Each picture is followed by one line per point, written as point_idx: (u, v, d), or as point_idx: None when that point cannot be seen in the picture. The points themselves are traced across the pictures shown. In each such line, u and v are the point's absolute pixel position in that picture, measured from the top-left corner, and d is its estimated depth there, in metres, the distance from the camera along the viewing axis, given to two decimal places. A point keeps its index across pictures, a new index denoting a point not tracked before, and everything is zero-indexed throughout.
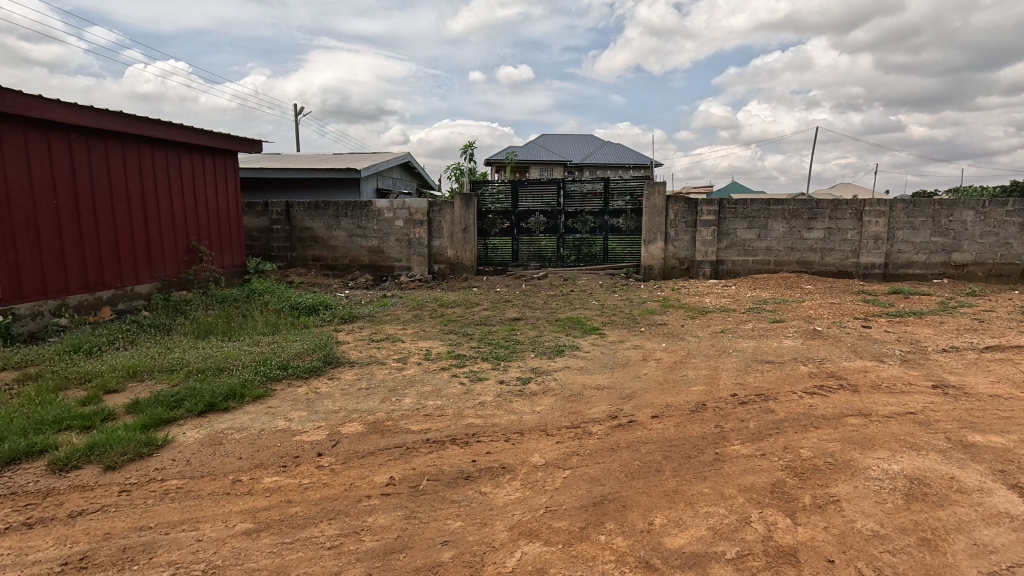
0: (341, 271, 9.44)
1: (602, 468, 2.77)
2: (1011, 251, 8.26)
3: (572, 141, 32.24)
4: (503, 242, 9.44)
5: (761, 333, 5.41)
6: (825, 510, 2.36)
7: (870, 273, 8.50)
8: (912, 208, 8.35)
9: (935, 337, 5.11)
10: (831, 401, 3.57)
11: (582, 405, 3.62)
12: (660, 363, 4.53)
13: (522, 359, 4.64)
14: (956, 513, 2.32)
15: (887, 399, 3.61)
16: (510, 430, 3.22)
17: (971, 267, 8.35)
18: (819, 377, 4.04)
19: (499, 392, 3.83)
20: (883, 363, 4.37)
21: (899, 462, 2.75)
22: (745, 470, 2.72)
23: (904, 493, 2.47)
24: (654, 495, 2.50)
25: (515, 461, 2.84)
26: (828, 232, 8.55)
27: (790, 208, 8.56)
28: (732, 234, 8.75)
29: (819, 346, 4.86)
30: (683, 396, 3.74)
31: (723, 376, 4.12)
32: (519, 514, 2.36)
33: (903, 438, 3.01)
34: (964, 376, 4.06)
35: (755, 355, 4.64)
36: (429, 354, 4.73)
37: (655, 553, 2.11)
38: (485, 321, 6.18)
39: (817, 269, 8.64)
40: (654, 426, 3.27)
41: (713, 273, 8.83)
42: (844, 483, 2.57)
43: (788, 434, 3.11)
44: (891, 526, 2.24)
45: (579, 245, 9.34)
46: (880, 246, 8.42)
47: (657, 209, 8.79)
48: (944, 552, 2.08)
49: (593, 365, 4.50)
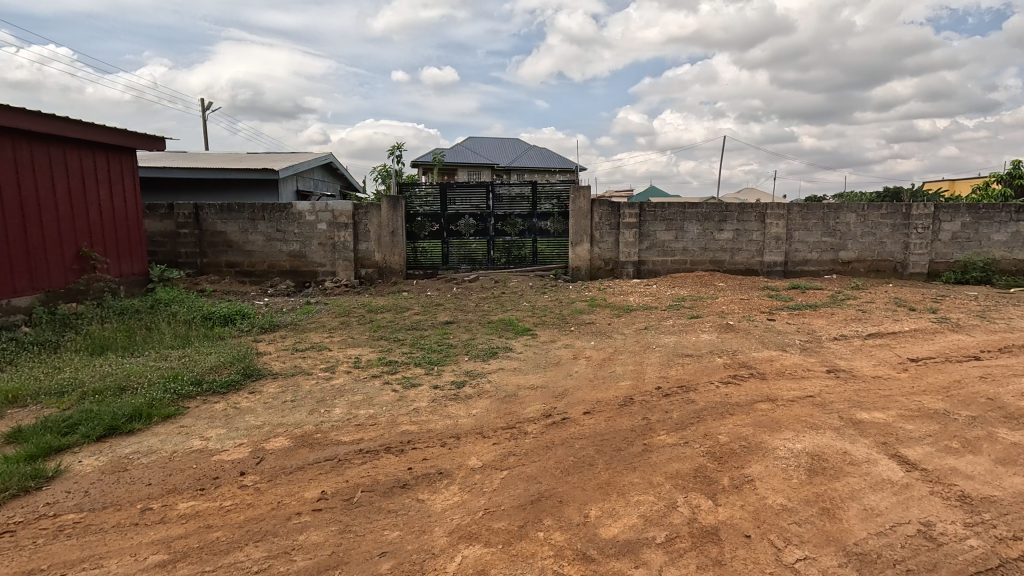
0: (259, 278, 8.89)
1: (538, 466, 2.83)
2: (885, 249, 9.37)
3: (500, 144, 32.53)
4: (433, 245, 9.35)
5: (681, 328, 5.75)
6: (741, 490, 2.56)
7: (773, 271, 9.31)
8: (805, 211, 9.24)
9: (828, 327, 5.70)
10: (743, 389, 3.88)
11: (516, 405, 3.66)
12: (590, 360, 4.69)
13: (456, 363, 4.61)
14: (849, 483, 2.61)
15: (790, 385, 3.97)
16: (446, 434, 3.20)
17: (855, 263, 9.39)
18: (732, 368, 4.37)
19: (433, 397, 3.78)
20: (786, 352, 4.81)
21: (802, 441, 3.03)
22: (670, 458, 2.88)
23: (807, 468, 2.74)
24: (589, 489, 2.59)
25: (452, 466, 2.83)
26: (736, 233, 9.26)
27: (702, 211, 9.19)
28: (652, 235, 9.24)
29: (732, 339, 5.25)
30: (613, 391, 3.90)
31: (648, 370, 4.35)
32: (458, 518, 2.35)
33: (805, 419, 3.34)
34: (851, 361, 4.57)
35: (676, 349, 4.93)
36: (358, 362, 4.58)
37: (590, 545, 2.18)
38: (416, 325, 6.09)
39: (728, 268, 9.33)
40: (586, 422, 3.39)
41: (636, 273, 9.28)
42: (756, 464, 2.80)
43: (708, 421, 3.34)
44: (797, 499, 2.48)
45: (509, 248, 9.45)
46: (781, 246, 9.25)
47: (582, 212, 9.10)
48: (841, 519, 2.33)
49: (526, 366, 4.57)
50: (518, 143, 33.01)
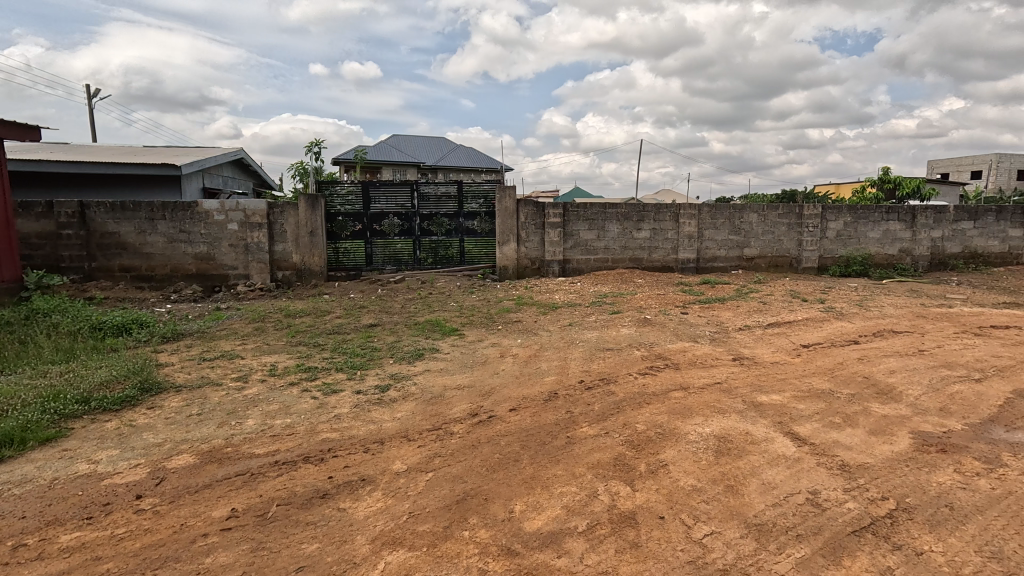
0: (160, 282, 8.16)
1: (464, 465, 2.83)
2: (782, 246, 10.29)
3: (425, 142, 32.07)
4: (356, 245, 9.04)
5: (603, 323, 5.98)
6: (656, 474, 2.72)
7: (686, 267, 9.92)
8: (713, 212, 9.93)
9: (734, 318, 6.17)
10: (658, 379, 4.11)
11: (443, 406, 3.64)
12: (516, 358, 4.76)
13: (380, 366, 4.50)
14: (750, 461, 2.84)
15: (700, 373, 4.26)
16: (369, 440, 3.11)
17: (757, 259, 10.23)
18: (649, 359, 4.62)
19: (356, 402, 3.66)
20: (697, 343, 5.15)
21: (710, 425, 3.26)
22: (592, 449, 2.99)
23: (714, 450, 2.95)
24: (514, 484, 2.63)
25: (375, 471, 2.75)
26: (653, 232, 9.77)
27: (622, 211, 9.61)
28: (576, 234, 9.52)
29: (650, 332, 5.54)
30: (538, 387, 3.98)
31: (572, 365, 4.48)
32: (382, 524, 2.30)
33: (713, 404, 3.60)
34: (753, 348, 4.99)
35: (598, 344, 5.12)
36: (274, 370, 4.34)
37: (515, 539, 2.22)
38: (338, 329, 5.86)
39: (646, 265, 9.82)
40: (512, 418, 3.44)
41: (561, 271, 9.52)
42: (670, 449, 2.98)
43: (627, 411, 3.50)
44: (706, 479, 2.66)
45: (436, 248, 9.35)
46: (693, 244, 9.88)
47: (509, 212, 9.19)
48: (743, 494, 2.53)
49: (453, 366, 4.55)
50: (444, 142, 32.71)
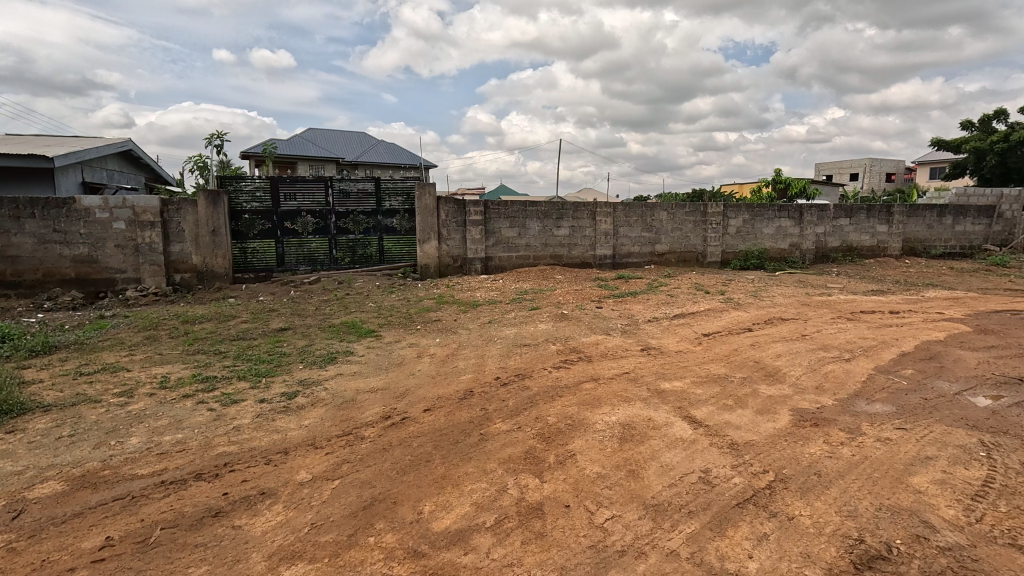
0: (30, 289, 7.23)
1: (373, 470, 2.76)
2: (689, 242, 10.99)
3: (344, 136, 30.84)
4: (265, 245, 8.53)
5: (521, 320, 6.08)
6: (564, 465, 2.81)
7: (603, 263, 10.32)
8: (627, 210, 10.40)
9: (644, 310, 6.51)
10: (571, 372, 4.25)
11: (354, 411, 3.53)
12: (434, 357, 4.72)
13: (288, 372, 4.28)
14: (651, 445, 3.02)
15: (610, 364, 4.45)
16: (271, 450, 2.95)
17: (667, 254, 10.85)
18: (564, 353, 4.76)
19: (259, 412, 3.46)
20: (610, 335, 5.38)
21: (616, 414, 3.42)
22: (504, 444, 3.04)
23: (619, 437, 3.11)
24: (424, 485, 2.61)
25: (276, 483, 2.62)
26: (572, 229, 10.06)
27: (542, 209, 9.81)
28: (497, 232, 9.58)
29: (566, 327, 5.71)
30: (454, 386, 3.98)
31: (489, 362, 4.52)
32: (280, 539, 2.19)
33: (620, 394, 3.78)
34: (660, 339, 5.29)
35: (515, 340, 5.20)
36: (166, 381, 3.99)
37: (422, 540, 2.20)
38: (244, 335, 5.50)
39: (566, 261, 10.10)
40: (425, 419, 3.40)
41: (483, 268, 9.54)
42: (578, 439, 3.09)
43: (540, 405, 3.59)
44: (610, 466, 2.80)
45: (353, 247, 9.03)
46: (609, 241, 10.30)
47: (429, 210, 9.05)
48: (642, 477, 2.68)
49: (367, 369, 4.42)
50: (364, 137, 31.63)
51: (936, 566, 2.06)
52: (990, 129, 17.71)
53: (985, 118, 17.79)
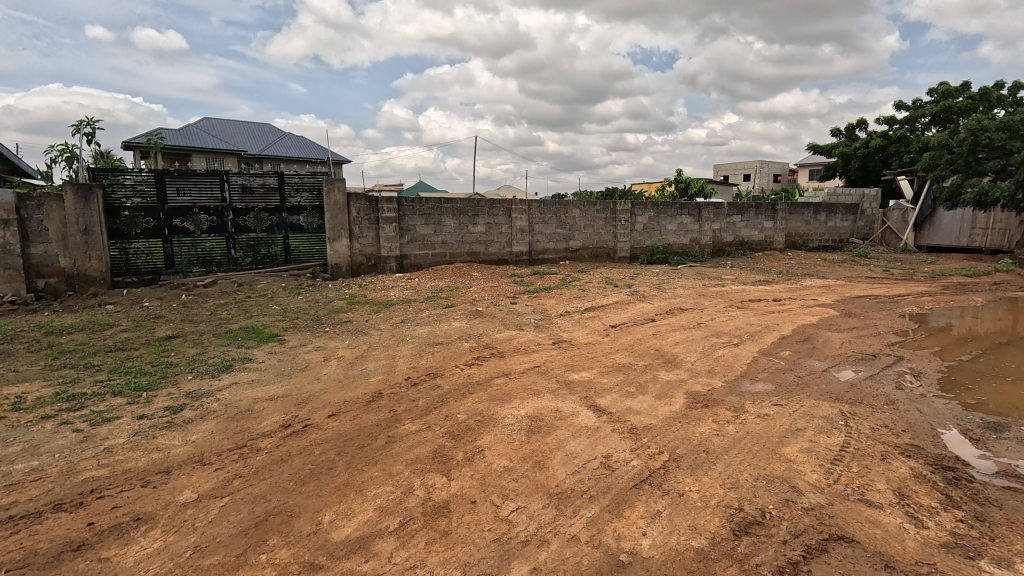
0: None
1: (268, 483, 2.60)
2: (601, 238, 11.45)
3: (245, 127, 28.70)
4: (150, 245, 7.73)
5: (435, 318, 6.01)
6: (472, 461, 2.81)
7: (520, 260, 10.48)
8: (542, 207, 10.61)
9: (557, 305, 6.69)
10: (483, 368, 4.27)
11: (250, 421, 3.30)
12: (342, 360, 4.53)
13: (175, 384, 3.91)
14: (557, 436, 3.11)
15: (521, 359, 4.53)
16: (150, 471, 2.68)
17: (581, 250, 11.24)
18: (477, 350, 4.77)
19: (137, 430, 3.12)
20: (523, 331, 5.47)
21: (525, 407, 3.49)
22: (411, 445, 2.98)
23: (527, 430, 3.17)
24: (324, 494, 2.50)
25: (154, 507, 2.38)
26: (488, 226, 10.10)
27: (457, 206, 9.74)
28: (412, 229, 9.39)
29: (480, 324, 5.73)
30: (362, 389, 3.84)
31: (400, 363, 4.42)
32: (156, 568, 1.99)
33: (530, 387, 3.85)
34: (571, 332, 5.47)
35: (428, 339, 5.13)
36: (21, 403, 3.48)
37: (319, 552, 2.10)
38: (123, 345, 4.94)
39: (483, 258, 10.13)
40: (329, 425, 3.25)
41: (398, 267, 9.32)
42: (487, 434, 3.11)
43: (450, 403, 3.56)
44: (517, 458, 2.84)
45: (255, 246, 8.45)
46: (525, 237, 10.47)
47: (338, 206, 8.63)
48: (548, 467, 2.76)
49: (267, 376, 4.15)
50: (269, 129, 29.65)
51: (801, 526, 2.30)
52: (854, 136, 20.10)
53: (850, 127, 20.17)
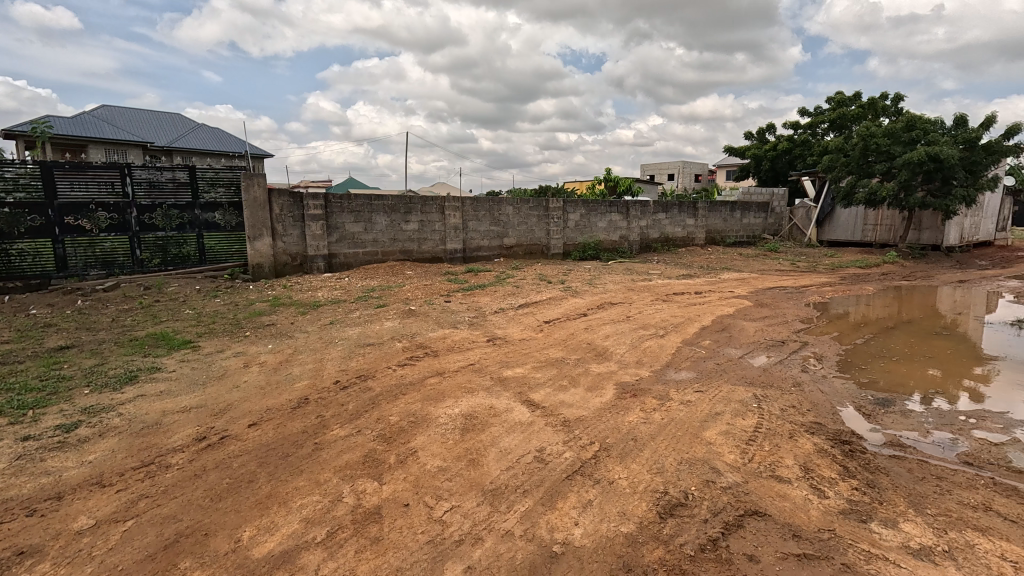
0: None
1: (180, 501, 2.40)
2: (534, 235, 11.60)
3: (151, 117, 26.37)
4: (37, 246, 6.90)
5: (366, 318, 5.83)
6: (404, 463, 2.75)
7: (454, 257, 10.39)
8: (475, 204, 10.57)
9: (491, 302, 6.70)
10: (416, 368, 4.19)
11: (158, 436, 3.03)
12: (264, 366, 4.28)
13: (68, 400, 3.51)
14: (491, 432, 3.11)
15: (456, 357, 4.49)
16: (37, 498, 2.39)
17: (515, 247, 11.33)
18: (410, 350, 4.67)
19: (20, 454, 2.78)
20: (457, 329, 5.43)
21: (460, 406, 3.46)
22: (341, 451, 2.87)
23: (461, 428, 3.15)
24: (245, 509, 2.35)
25: (42, 538, 2.13)
26: (421, 224, 9.93)
27: (389, 204, 9.49)
28: (340, 227, 9.03)
29: (413, 323, 5.62)
30: (286, 395, 3.64)
31: (328, 366, 4.24)
32: None
33: (464, 385, 3.83)
34: (505, 329, 5.50)
35: (358, 340, 4.96)
36: None
37: (238, 571, 1.97)
38: (3, 359, 4.37)
39: (416, 256, 9.95)
40: (250, 435, 3.06)
41: (327, 266, 8.94)
42: (420, 435, 3.05)
43: (381, 405, 3.47)
44: (451, 458, 2.81)
45: (164, 246, 7.80)
46: (459, 235, 10.39)
47: (258, 203, 8.10)
48: (482, 465, 2.75)
49: (178, 386, 3.83)
50: (179, 119, 27.43)
51: (720, 504, 2.45)
52: (765, 140, 21.68)
53: (761, 131, 21.74)
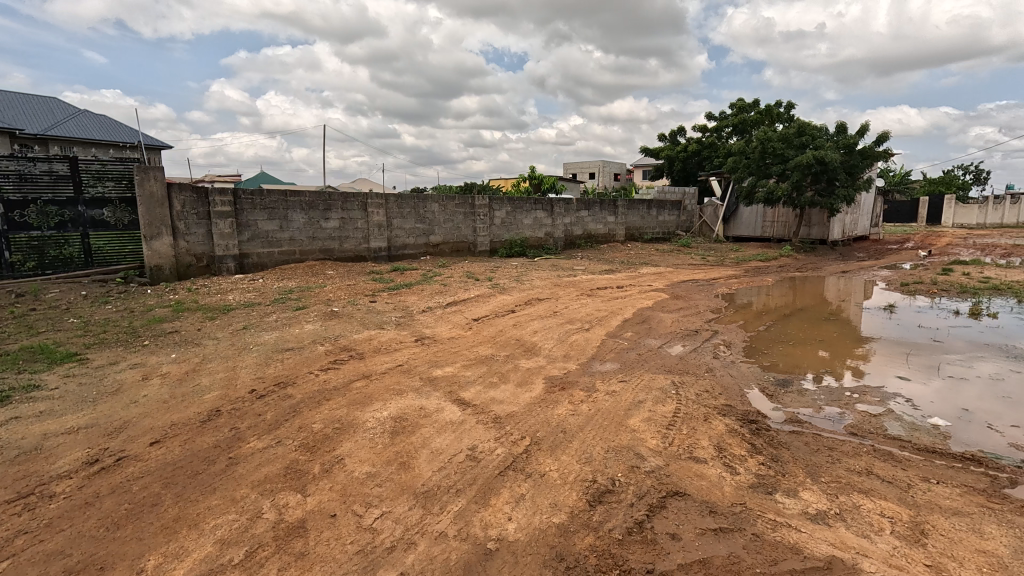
0: None
1: (68, 534, 2.14)
2: (461, 233, 11.53)
3: (20, 100, 23.13)
4: None
5: (285, 322, 5.50)
6: (330, 472, 2.63)
7: (378, 256, 10.08)
8: (400, 201, 10.31)
9: (418, 301, 6.58)
10: (341, 372, 4.01)
11: (39, 463, 2.67)
12: (167, 377, 3.90)
13: None
14: (422, 434, 3.05)
15: (383, 359, 4.36)
16: None
17: (441, 245, 11.19)
18: (333, 353, 4.47)
19: None
20: (383, 329, 5.28)
21: (388, 409, 3.36)
22: (259, 464, 2.69)
23: (391, 432, 3.06)
24: (148, 535, 2.13)
25: None
26: (342, 221, 9.53)
27: (306, 200, 9.01)
28: (252, 225, 8.45)
29: (336, 325, 5.38)
30: (194, 408, 3.35)
31: (242, 374, 3.95)
32: None
33: (393, 387, 3.73)
34: (434, 328, 5.42)
35: (276, 345, 4.67)
36: None
37: None
38: None
39: (338, 255, 9.54)
40: (152, 454, 2.78)
41: (238, 267, 8.33)
42: (347, 442, 2.93)
43: (303, 413, 3.29)
44: (380, 463, 2.73)
45: (41, 247, 6.92)
46: (383, 233, 10.08)
47: (156, 199, 7.34)
48: (413, 468, 2.69)
49: (62, 405, 3.39)
50: (55, 103, 24.29)
51: (644, 488, 2.58)
52: (677, 142, 23.03)
53: (673, 133, 23.05)
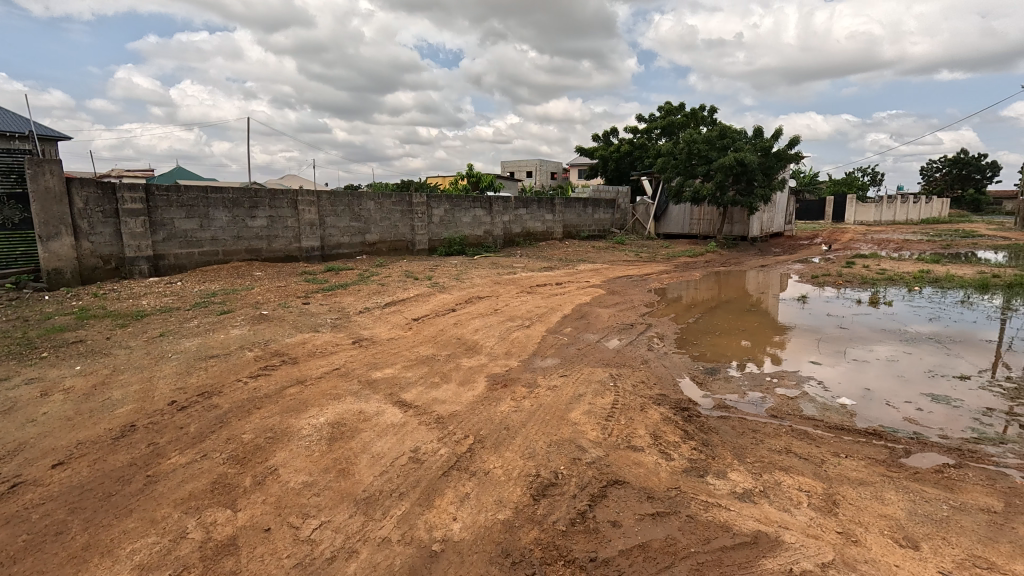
0: None
1: None
2: (398, 231, 11.27)
3: None
4: None
5: (208, 327, 5.15)
6: (263, 484, 2.49)
7: (311, 256, 9.67)
8: (333, 199, 9.93)
9: (355, 302, 6.38)
10: (272, 379, 3.81)
11: None
12: (71, 392, 3.53)
13: None
14: (362, 438, 2.96)
15: (318, 363, 4.18)
16: None
17: (377, 244, 10.90)
18: (264, 359, 4.24)
19: None
20: (318, 332, 5.06)
21: (325, 414, 3.24)
22: (181, 481, 2.50)
23: (328, 438, 2.95)
24: (51, 570, 1.92)
25: None
26: (270, 220, 9.04)
27: (230, 197, 8.47)
28: (168, 224, 7.83)
29: (265, 329, 5.10)
30: (104, 425, 3.06)
31: (160, 385, 3.65)
32: None
33: (329, 392, 3.59)
34: (372, 329, 5.28)
35: (199, 353, 4.36)
36: None
37: None
38: None
39: (266, 255, 9.05)
40: (54, 478, 2.51)
41: (152, 270, 7.69)
42: (280, 451, 2.79)
43: (232, 423, 3.10)
44: (318, 471, 2.62)
45: None
46: (315, 231, 9.67)
47: (52, 195, 6.62)
48: (353, 474, 2.60)
49: None
50: None
51: (586, 479, 2.64)
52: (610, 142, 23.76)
53: (606, 133, 23.75)
